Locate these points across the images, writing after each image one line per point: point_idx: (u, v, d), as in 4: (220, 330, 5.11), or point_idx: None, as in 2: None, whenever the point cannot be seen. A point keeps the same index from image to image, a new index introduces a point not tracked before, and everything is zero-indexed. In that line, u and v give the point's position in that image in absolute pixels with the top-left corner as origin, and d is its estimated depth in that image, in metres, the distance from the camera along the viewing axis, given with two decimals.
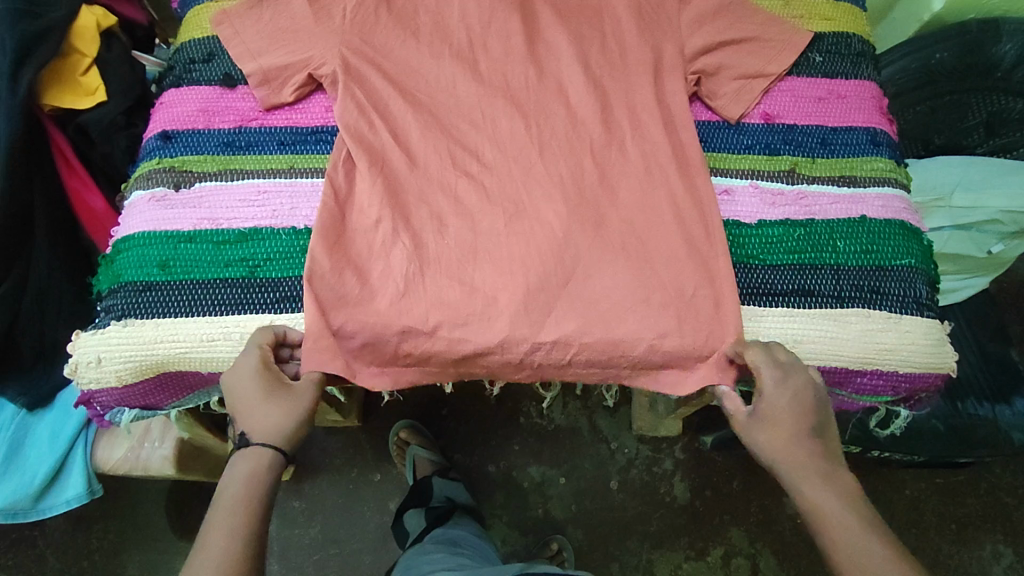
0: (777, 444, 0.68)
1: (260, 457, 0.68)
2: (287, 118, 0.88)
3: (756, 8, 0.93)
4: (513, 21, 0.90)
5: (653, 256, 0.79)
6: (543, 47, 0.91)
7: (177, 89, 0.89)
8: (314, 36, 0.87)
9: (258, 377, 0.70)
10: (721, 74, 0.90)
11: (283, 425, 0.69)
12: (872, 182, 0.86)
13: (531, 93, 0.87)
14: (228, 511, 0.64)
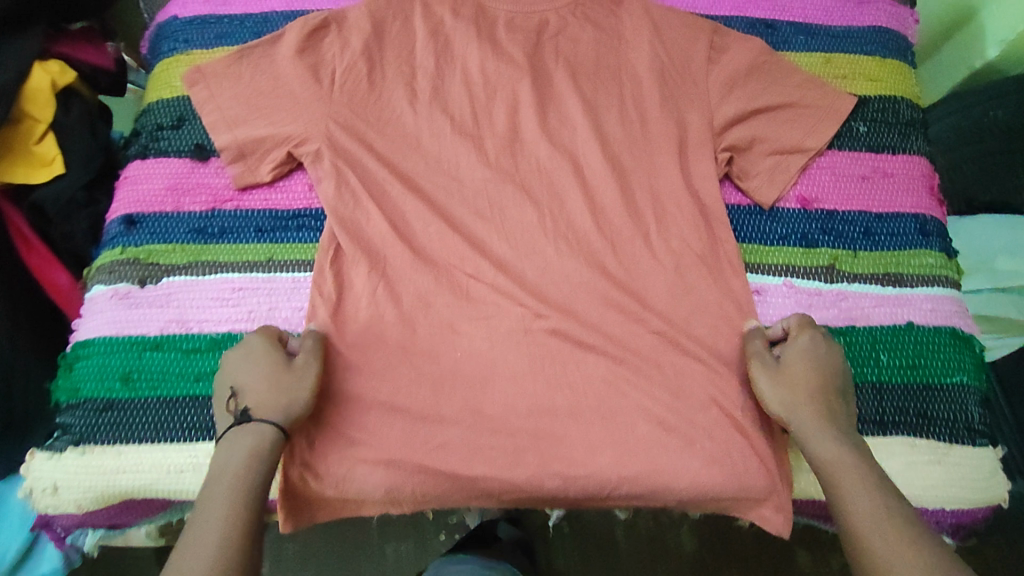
0: (796, 405, 0.66)
1: (256, 433, 0.62)
2: (265, 199, 0.79)
3: (789, 70, 0.83)
4: (521, 89, 0.82)
5: (672, 371, 0.72)
6: (555, 115, 0.82)
7: (142, 162, 0.80)
8: (298, 107, 0.79)
9: (263, 358, 0.67)
10: (754, 146, 0.80)
11: (281, 403, 0.65)
12: (921, 281, 0.77)
13: (539, 173, 0.80)
14: (228, 485, 0.59)
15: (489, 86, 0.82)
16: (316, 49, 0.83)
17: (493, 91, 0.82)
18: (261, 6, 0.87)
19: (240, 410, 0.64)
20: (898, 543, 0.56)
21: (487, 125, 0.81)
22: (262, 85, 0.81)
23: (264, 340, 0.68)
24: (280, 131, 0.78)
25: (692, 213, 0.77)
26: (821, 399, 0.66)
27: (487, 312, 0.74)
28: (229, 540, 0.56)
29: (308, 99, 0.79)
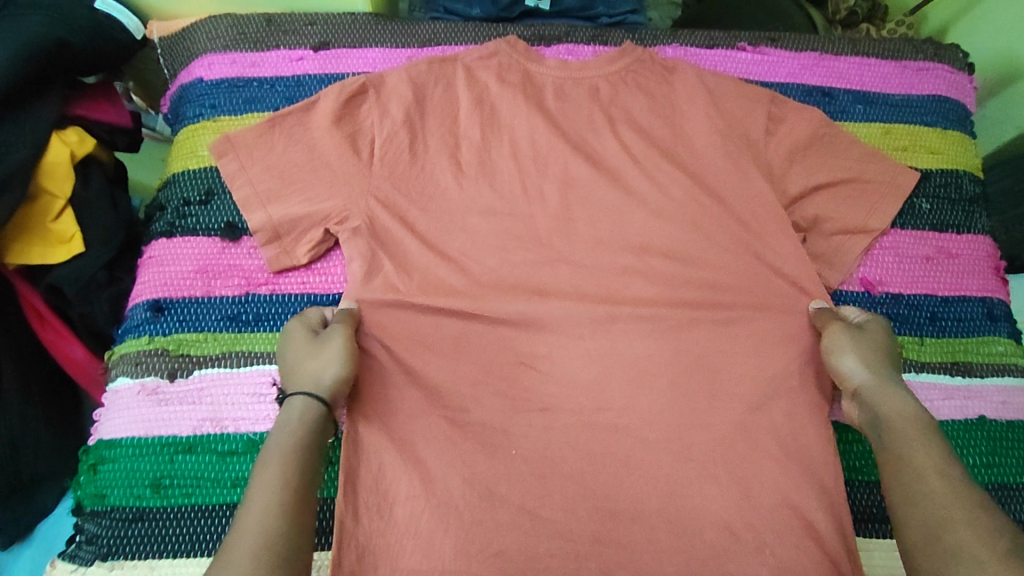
0: (861, 362, 0.66)
1: (305, 403, 0.61)
2: (302, 281, 0.75)
3: (847, 143, 0.81)
4: (571, 163, 0.78)
5: (742, 473, 0.68)
6: (607, 189, 0.78)
7: (169, 241, 0.75)
8: (337, 181, 0.75)
9: (303, 338, 0.67)
10: (812, 225, 0.78)
11: (324, 371, 0.63)
12: (990, 371, 0.74)
13: (591, 254, 0.76)
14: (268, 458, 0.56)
15: (538, 158, 0.78)
16: (354, 117, 0.78)
17: (542, 164, 0.78)
18: (295, 69, 0.83)
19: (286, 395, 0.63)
20: (958, 511, 0.51)
21: (538, 200, 0.77)
22: (296, 157, 0.76)
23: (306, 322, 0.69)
24: (319, 210, 0.74)
25: (754, 296, 0.74)
26: (886, 365, 0.66)
27: (542, 404, 0.71)
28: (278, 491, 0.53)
29: (348, 174, 0.75)
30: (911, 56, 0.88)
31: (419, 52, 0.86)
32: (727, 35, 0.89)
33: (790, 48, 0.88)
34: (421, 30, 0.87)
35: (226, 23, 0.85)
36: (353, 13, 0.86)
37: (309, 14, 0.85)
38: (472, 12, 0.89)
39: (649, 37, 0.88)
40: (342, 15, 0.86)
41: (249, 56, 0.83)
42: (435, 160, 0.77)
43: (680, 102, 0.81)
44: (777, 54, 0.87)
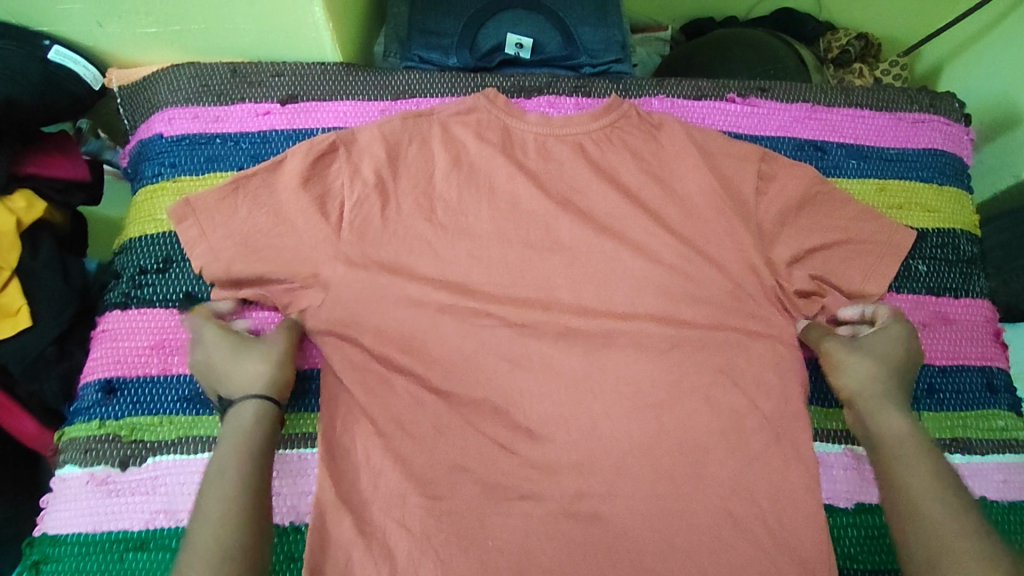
0: (872, 357, 0.69)
1: (260, 409, 0.62)
2: None
3: (839, 202, 0.78)
4: (552, 225, 0.74)
5: (731, 564, 0.64)
6: (591, 252, 0.74)
7: (124, 313, 0.70)
8: (302, 248, 0.70)
9: (221, 333, 0.66)
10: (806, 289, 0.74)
11: (266, 372, 0.64)
12: (990, 447, 0.72)
13: (575, 322, 0.72)
14: (230, 454, 0.59)
15: (518, 221, 0.74)
16: (322, 176, 0.74)
17: (522, 228, 0.74)
18: (260, 124, 0.79)
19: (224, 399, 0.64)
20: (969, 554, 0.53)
21: (519, 265, 0.73)
22: (260, 220, 0.72)
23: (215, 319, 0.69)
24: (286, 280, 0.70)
25: (747, 367, 0.70)
26: (891, 365, 0.69)
27: (521, 490, 0.66)
28: (239, 502, 0.56)
29: (315, 238, 0.70)
30: (906, 107, 0.85)
31: (393, 104, 0.82)
32: (715, 83, 0.85)
33: (781, 100, 0.84)
34: (395, 81, 0.83)
35: (189, 73, 0.81)
36: (323, 63, 0.82)
37: (276, 64, 0.81)
38: (449, 61, 0.85)
39: (634, 86, 0.84)
40: (311, 65, 0.81)
41: (212, 109, 0.79)
42: (409, 223, 0.73)
43: (668, 160, 0.77)
44: (768, 105, 0.84)
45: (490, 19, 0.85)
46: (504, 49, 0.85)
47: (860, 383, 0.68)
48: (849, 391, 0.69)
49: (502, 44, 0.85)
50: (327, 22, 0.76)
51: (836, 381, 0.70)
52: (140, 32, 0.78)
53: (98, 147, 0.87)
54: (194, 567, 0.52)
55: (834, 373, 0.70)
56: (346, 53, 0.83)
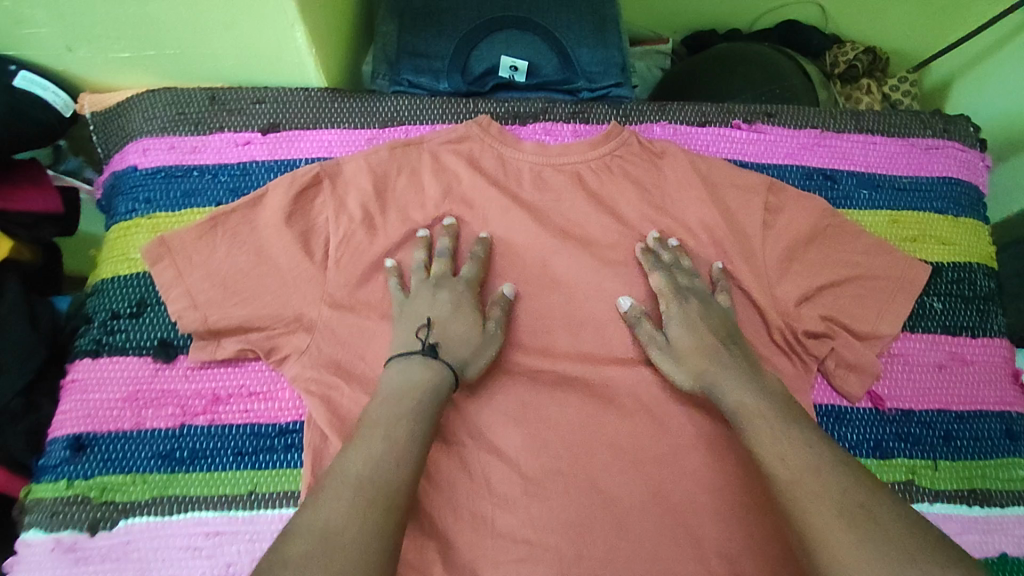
0: (708, 315, 0.67)
1: (439, 372, 0.61)
2: (245, 411, 0.66)
3: (849, 237, 0.74)
4: (549, 263, 0.71)
5: None
6: (589, 292, 0.71)
7: (94, 362, 0.66)
8: (286, 289, 0.66)
9: (462, 299, 0.67)
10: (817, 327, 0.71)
11: (465, 334, 0.65)
12: (1009, 498, 0.69)
13: (569, 363, 0.69)
14: (390, 411, 0.56)
15: (511, 257, 0.72)
16: (307, 212, 0.70)
17: (516, 264, 0.71)
18: (240, 155, 0.75)
19: (431, 343, 0.63)
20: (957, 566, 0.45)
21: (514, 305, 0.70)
22: (239, 260, 0.68)
23: (478, 257, 0.69)
24: (268, 323, 0.66)
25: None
26: (720, 327, 0.67)
27: (519, 551, 0.62)
28: (393, 459, 0.53)
29: (300, 283, 0.67)
30: (919, 133, 0.81)
31: (381, 133, 0.78)
32: (720, 108, 0.81)
33: (789, 125, 0.80)
34: (383, 107, 0.79)
35: (165, 100, 0.76)
36: (306, 89, 0.77)
37: (257, 90, 0.76)
38: (440, 86, 0.80)
39: (634, 112, 0.80)
40: (294, 91, 0.77)
41: (189, 139, 0.75)
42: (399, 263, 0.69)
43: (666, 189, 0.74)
44: (775, 131, 0.80)
45: (483, 40, 0.81)
46: (497, 72, 0.81)
47: (695, 337, 0.66)
48: (679, 344, 0.67)
49: (495, 67, 0.81)
50: (310, 48, 0.71)
51: (666, 330, 0.68)
52: (112, 57, 0.74)
53: (76, 164, 0.86)
54: (336, 504, 0.48)
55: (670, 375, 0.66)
56: (331, 77, 0.79)
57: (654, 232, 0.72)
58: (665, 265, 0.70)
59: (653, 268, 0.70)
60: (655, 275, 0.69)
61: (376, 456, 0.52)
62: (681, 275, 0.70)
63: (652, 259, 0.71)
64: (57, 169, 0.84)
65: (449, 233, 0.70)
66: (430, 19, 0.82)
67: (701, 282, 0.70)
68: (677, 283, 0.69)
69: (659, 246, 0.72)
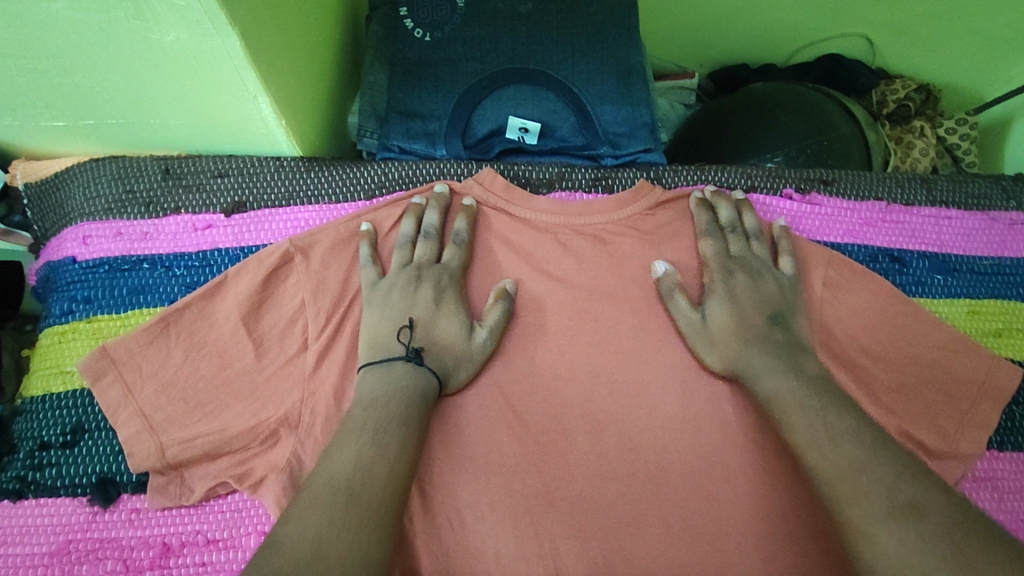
0: (761, 289, 0.60)
1: (422, 378, 0.54)
2: (201, 563, 0.54)
3: (927, 330, 0.63)
4: (571, 360, 0.59)
5: None
6: (622, 398, 0.58)
7: (17, 506, 0.54)
8: (257, 407, 0.56)
9: (444, 290, 0.59)
10: (887, 441, 0.60)
11: (452, 327, 0.57)
12: None
13: (599, 491, 0.56)
14: (371, 412, 0.50)
15: (529, 354, 0.59)
16: (281, 311, 0.58)
17: (536, 367, 0.59)
18: (200, 241, 0.63)
19: (415, 348, 0.55)
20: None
21: (532, 417, 0.58)
22: (201, 368, 0.57)
23: (463, 238, 0.61)
24: (234, 447, 0.55)
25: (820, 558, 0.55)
26: (771, 303, 0.60)
27: None
28: (381, 464, 0.47)
29: (277, 384, 0.56)
30: (999, 204, 0.69)
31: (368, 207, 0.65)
32: (767, 172, 0.69)
33: (849, 197, 0.68)
34: (369, 175, 0.65)
35: (109, 173, 0.64)
36: (278, 158, 0.65)
37: (218, 161, 0.64)
38: (437, 152, 0.68)
39: (668, 179, 0.68)
40: (262, 161, 0.64)
41: (139, 224, 0.63)
42: None
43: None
44: (832, 204, 0.68)
45: (487, 96, 0.69)
46: (504, 133, 0.70)
47: (736, 317, 0.59)
48: (716, 327, 0.59)
49: (503, 127, 0.69)
50: (279, 118, 0.59)
51: (703, 306, 0.60)
52: (46, 125, 0.62)
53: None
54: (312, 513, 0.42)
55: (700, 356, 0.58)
56: (308, 145, 0.67)
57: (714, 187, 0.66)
58: (720, 225, 0.64)
59: (704, 232, 0.63)
60: (707, 242, 0.63)
61: (364, 460, 0.46)
62: (735, 238, 0.63)
63: (708, 216, 0.64)
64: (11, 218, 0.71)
65: (437, 206, 0.62)
66: (427, 71, 0.70)
67: (761, 244, 0.64)
68: (729, 256, 0.62)
69: (719, 199, 0.65)
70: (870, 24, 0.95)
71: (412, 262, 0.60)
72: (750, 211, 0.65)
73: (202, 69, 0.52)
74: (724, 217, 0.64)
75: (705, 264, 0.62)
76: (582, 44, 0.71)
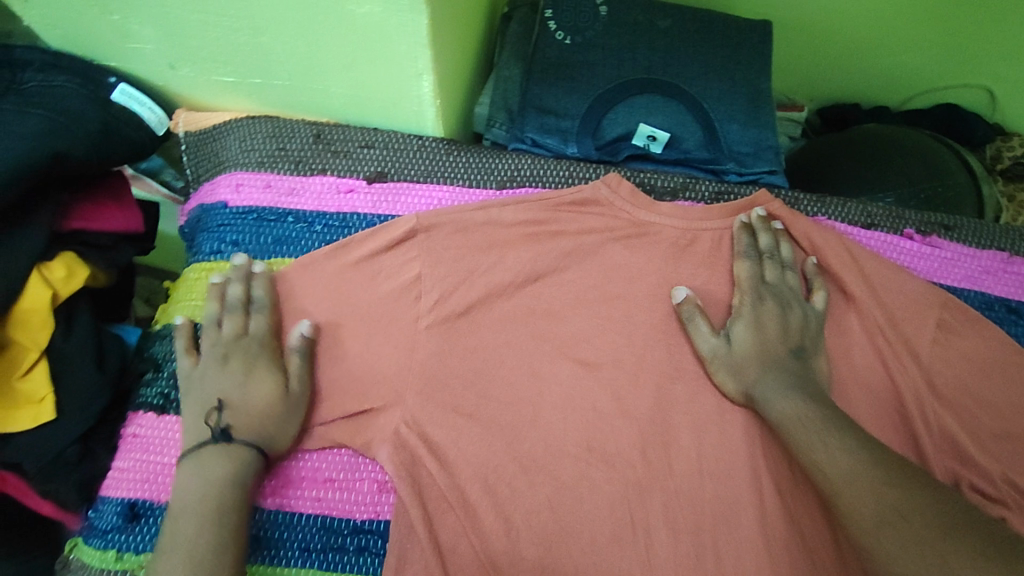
0: (787, 321, 0.61)
1: (234, 458, 0.54)
2: (319, 498, 0.58)
3: None
4: (675, 360, 0.62)
5: None
6: (722, 403, 0.60)
7: (160, 418, 0.59)
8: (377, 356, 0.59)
9: (259, 362, 0.58)
10: (989, 486, 0.59)
11: (252, 387, 0.57)
12: None
13: (693, 487, 0.58)
14: (180, 517, 0.51)
15: (636, 350, 0.61)
16: (398, 284, 0.60)
17: (639, 359, 0.61)
18: (340, 204, 0.67)
19: (223, 426, 0.55)
20: None
21: (633, 408, 0.60)
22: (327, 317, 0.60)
23: (262, 303, 0.60)
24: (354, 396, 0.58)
25: None
26: (802, 336, 0.61)
27: None
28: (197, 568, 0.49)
29: (391, 343, 0.59)
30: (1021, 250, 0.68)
31: (497, 195, 0.68)
32: (888, 211, 0.69)
33: (968, 243, 0.68)
34: (501, 164, 0.69)
35: (265, 131, 0.69)
36: (420, 136, 0.69)
37: (365, 133, 0.69)
38: (568, 149, 0.71)
39: (789, 201, 0.69)
40: (407, 138, 0.68)
41: (288, 180, 0.68)
42: (506, 342, 0.61)
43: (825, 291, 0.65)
44: (951, 248, 0.68)
45: (620, 104, 0.72)
46: (632, 140, 0.72)
47: (757, 342, 0.60)
48: (738, 348, 0.60)
49: (630, 134, 0.72)
50: (434, 97, 0.64)
51: (726, 329, 0.61)
52: (216, 80, 0.67)
53: (158, 164, 0.80)
54: None
55: (718, 380, 0.60)
56: (448, 128, 0.71)
57: (761, 208, 0.65)
58: (758, 250, 0.64)
59: (741, 254, 0.63)
60: (742, 264, 0.63)
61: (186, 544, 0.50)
62: (771, 266, 0.63)
63: (747, 239, 0.64)
64: (138, 167, 0.78)
65: (237, 278, 0.60)
66: (564, 73, 0.73)
67: (793, 277, 0.63)
68: (761, 281, 0.62)
69: (761, 226, 0.64)
70: (996, 77, 0.95)
71: (232, 334, 0.59)
72: (787, 241, 0.65)
73: (382, 43, 0.56)
74: (762, 244, 0.64)
75: (739, 289, 0.63)
76: (716, 64, 0.74)
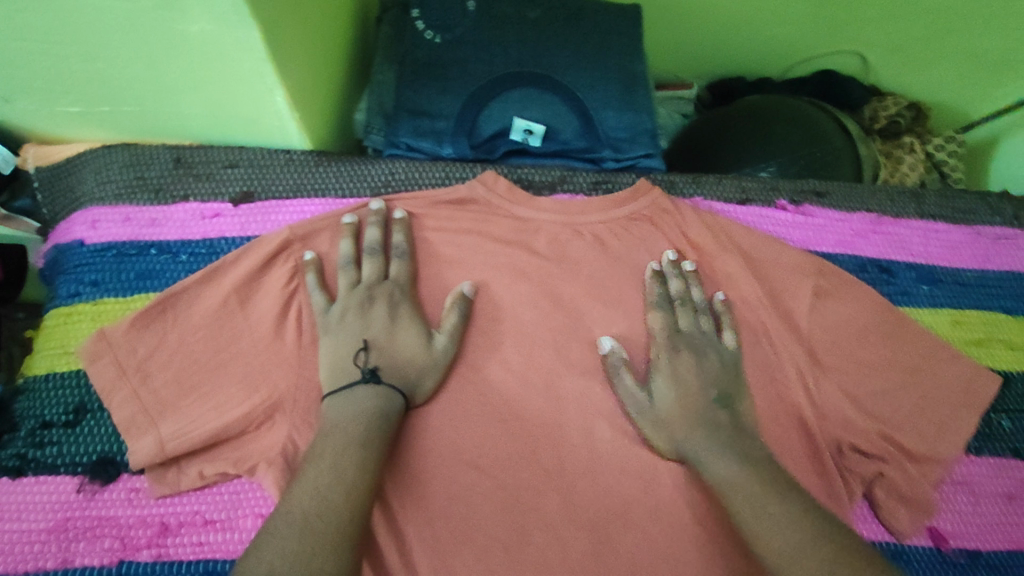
0: (705, 371, 0.59)
1: (385, 398, 0.54)
2: (199, 543, 0.54)
3: (906, 335, 0.65)
4: (563, 354, 0.62)
5: None
6: (611, 392, 0.61)
7: (14, 483, 0.55)
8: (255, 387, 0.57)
9: (401, 306, 0.59)
10: (866, 441, 0.62)
11: (410, 337, 0.57)
12: None
13: (587, 478, 0.59)
14: (335, 441, 0.50)
15: (523, 351, 0.61)
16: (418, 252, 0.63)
17: (527, 358, 0.61)
18: (207, 230, 0.64)
19: (370, 368, 0.55)
20: None
21: (523, 409, 0.60)
22: (201, 349, 0.58)
23: (402, 250, 0.61)
24: (233, 431, 0.56)
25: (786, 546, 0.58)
26: (725, 383, 0.59)
27: None
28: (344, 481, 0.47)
29: (268, 368, 0.57)
30: (981, 220, 0.72)
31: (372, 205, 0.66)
32: (761, 184, 0.71)
33: (839, 208, 0.71)
34: (376, 172, 0.67)
35: (121, 161, 0.65)
36: (288, 151, 0.66)
37: (229, 152, 0.66)
38: (443, 151, 0.70)
39: (666, 183, 0.70)
40: (273, 154, 0.66)
41: (148, 210, 0.64)
42: None
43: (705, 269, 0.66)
44: (823, 214, 0.70)
45: (494, 99, 0.71)
46: (508, 135, 0.71)
47: (679, 393, 0.58)
48: (659, 403, 0.58)
49: (507, 129, 0.71)
50: (292, 112, 0.61)
51: (648, 383, 0.60)
52: (59, 110, 0.63)
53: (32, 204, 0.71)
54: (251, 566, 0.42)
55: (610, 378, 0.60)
56: (318, 140, 0.68)
57: (671, 251, 0.65)
58: (671, 299, 0.63)
59: (653, 305, 0.63)
60: (655, 314, 0.62)
61: (322, 490, 0.46)
62: (683, 313, 0.63)
63: (659, 288, 0.63)
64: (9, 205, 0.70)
65: (377, 223, 0.62)
66: (435, 72, 0.72)
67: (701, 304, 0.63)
68: (677, 332, 0.62)
69: (671, 271, 0.64)
70: (866, 43, 0.99)
71: (360, 283, 0.60)
72: (697, 282, 0.64)
73: (219, 61, 0.53)
74: (673, 291, 0.63)
75: (656, 343, 0.61)
76: (588, 51, 0.74)
